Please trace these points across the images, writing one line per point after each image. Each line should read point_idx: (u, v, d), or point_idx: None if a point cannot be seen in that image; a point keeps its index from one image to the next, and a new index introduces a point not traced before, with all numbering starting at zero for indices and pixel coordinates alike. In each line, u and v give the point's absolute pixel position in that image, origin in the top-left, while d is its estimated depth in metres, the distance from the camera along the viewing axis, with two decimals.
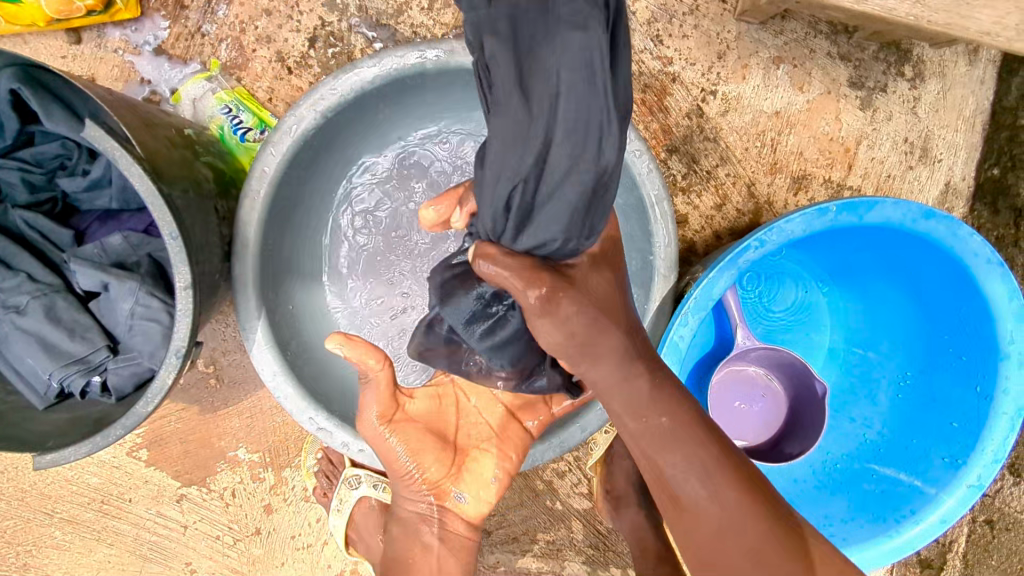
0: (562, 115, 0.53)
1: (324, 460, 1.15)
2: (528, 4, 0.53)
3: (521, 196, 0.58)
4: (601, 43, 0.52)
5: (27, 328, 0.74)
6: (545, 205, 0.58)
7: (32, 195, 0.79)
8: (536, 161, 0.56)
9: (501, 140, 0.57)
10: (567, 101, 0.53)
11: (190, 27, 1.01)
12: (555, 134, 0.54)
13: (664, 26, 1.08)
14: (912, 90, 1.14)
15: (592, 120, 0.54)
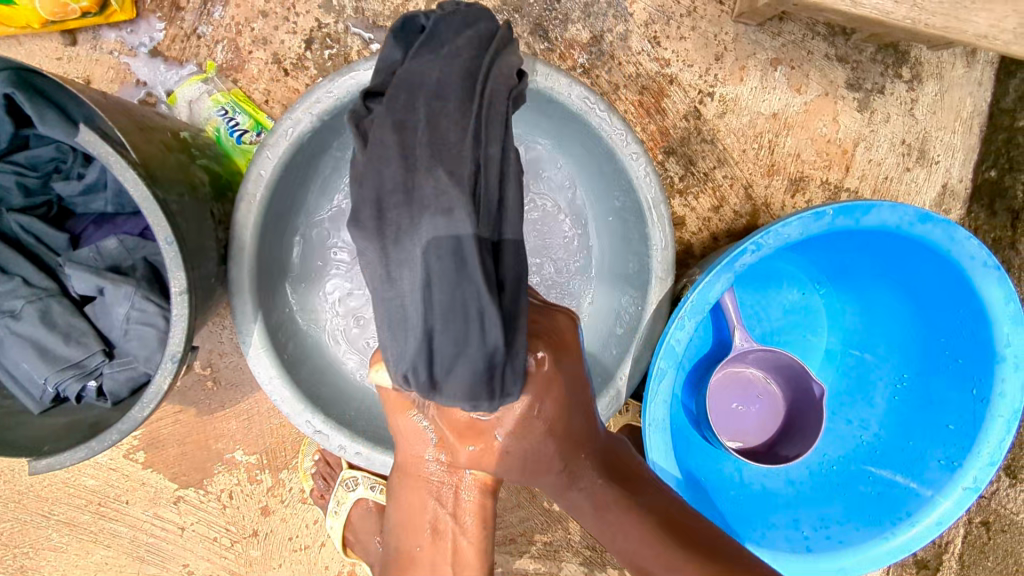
0: (435, 298, 0.59)
1: (321, 461, 1.15)
2: (390, 188, 0.60)
3: (415, 365, 0.61)
4: (465, 231, 0.59)
5: (22, 333, 0.74)
6: (438, 372, 0.61)
7: (27, 200, 0.78)
8: (421, 336, 0.60)
9: (384, 313, 0.62)
10: (438, 284, 0.59)
11: (185, 28, 1.01)
12: (432, 317, 0.60)
13: (661, 28, 1.08)
14: (910, 92, 1.14)
15: (465, 298, 0.59)
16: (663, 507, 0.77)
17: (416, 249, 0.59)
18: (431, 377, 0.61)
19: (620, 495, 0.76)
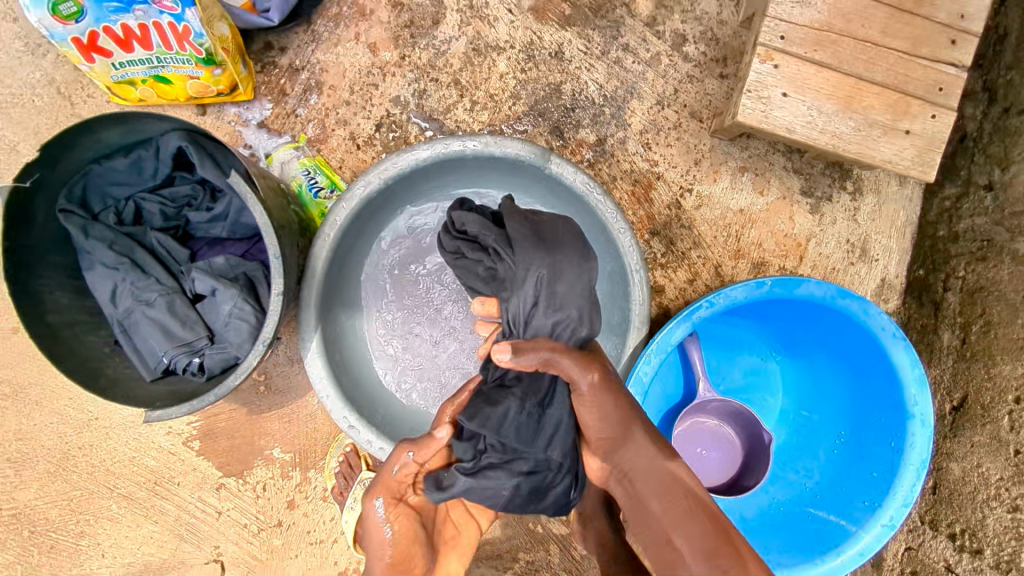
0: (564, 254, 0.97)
1: (343, 464, 1.35)
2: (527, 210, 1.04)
3: (540, 281, 0.95)
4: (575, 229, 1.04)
5: (151, 317, 0.99)
6: (555, 295, 0.95)
7: (164, 224, 1.06)
8: (551, 267, 0.96)
9: (525, 257, 0.96)
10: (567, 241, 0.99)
11: (287, 109, 1.32)
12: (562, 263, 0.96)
13: (653, 136, 1.36)
14: (852, 202, 1.41)
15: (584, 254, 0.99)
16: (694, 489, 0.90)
17: (552, 230, 1.00)
18: (545, 297, 0.95)
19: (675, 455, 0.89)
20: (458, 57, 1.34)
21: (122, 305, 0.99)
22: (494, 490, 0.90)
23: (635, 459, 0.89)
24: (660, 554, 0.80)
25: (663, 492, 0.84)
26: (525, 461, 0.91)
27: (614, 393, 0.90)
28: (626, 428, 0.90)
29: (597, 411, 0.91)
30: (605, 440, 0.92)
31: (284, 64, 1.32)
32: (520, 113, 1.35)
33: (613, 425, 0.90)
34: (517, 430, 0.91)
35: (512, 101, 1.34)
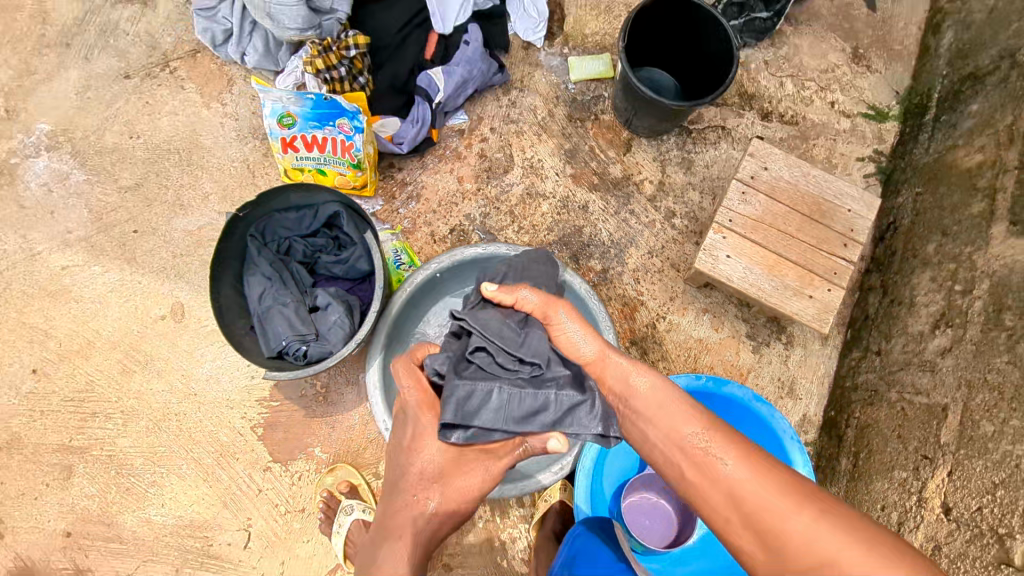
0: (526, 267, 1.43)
1: (323, 505, 1.65)
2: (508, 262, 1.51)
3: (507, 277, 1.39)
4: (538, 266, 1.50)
5: (283, 314, 1.47)
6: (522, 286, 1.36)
7: (302, 258, 1.57)
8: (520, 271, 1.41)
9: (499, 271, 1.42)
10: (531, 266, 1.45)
11: (392, 206, 1.88)
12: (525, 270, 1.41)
13: (642, 274, 1.88)
14: (785, 350, 1.87)
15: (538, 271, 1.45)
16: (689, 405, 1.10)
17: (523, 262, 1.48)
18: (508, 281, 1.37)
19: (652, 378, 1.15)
20: (516, 194, 1.91)
21: (266, 303, 1.49)
22: (515, 405, 1.08)
23: (622, 386, 1.15)
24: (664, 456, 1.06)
25: (669, 405, 1.10)
26: (516, 372, 1.11)
27: (574, 325, 1.22)
28: (600, 363, 1.20)
29: (574, 332, 1.22)
30: (586, 365, 1.21)
31: (399, 178, 1.90)
32: (551, 241, 1.89)
33: (590, 347, 1.21)
34: (504, 360, 1.11)
35: (547, 231, 1.90)
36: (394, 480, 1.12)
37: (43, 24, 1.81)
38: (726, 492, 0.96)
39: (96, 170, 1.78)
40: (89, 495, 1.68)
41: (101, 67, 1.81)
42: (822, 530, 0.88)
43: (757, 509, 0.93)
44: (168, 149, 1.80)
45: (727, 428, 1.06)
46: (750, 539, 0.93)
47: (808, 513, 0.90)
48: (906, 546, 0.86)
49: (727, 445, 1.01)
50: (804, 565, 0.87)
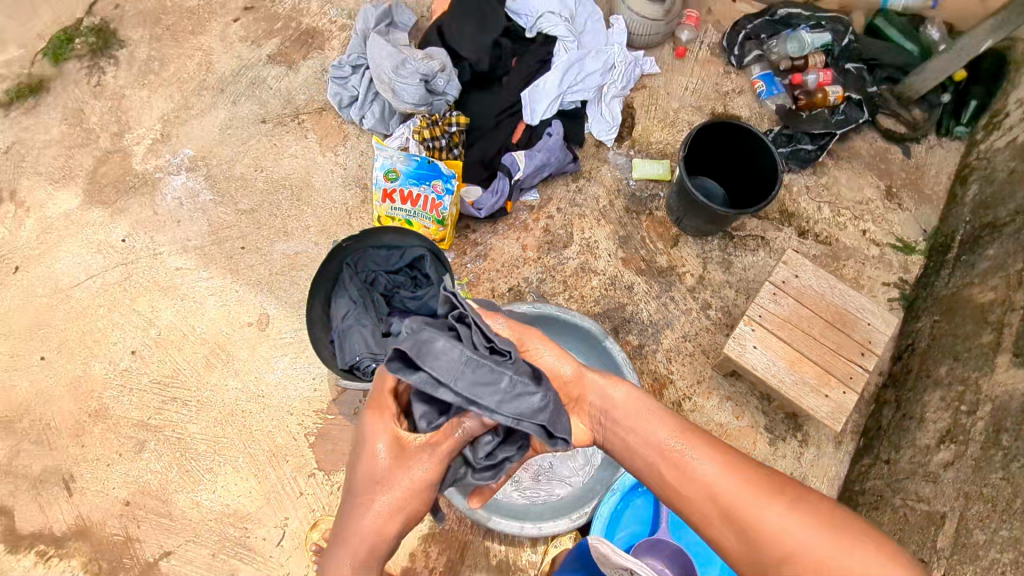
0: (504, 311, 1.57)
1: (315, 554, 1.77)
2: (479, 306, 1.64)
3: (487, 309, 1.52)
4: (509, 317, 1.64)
5: (362, 335, 1.70)
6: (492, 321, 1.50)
7: (383, 291, 1.81)
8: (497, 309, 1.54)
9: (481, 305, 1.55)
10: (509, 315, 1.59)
11: (461, 261, 2.14)
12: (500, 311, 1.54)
13: (674, 356, 2.07)
14: (800, 447, 1.99)
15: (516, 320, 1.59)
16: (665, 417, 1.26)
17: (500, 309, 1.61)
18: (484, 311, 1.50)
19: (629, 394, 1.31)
20: (571, 267, 2.15)
21: (348, 322, 1.72)
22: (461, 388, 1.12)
23: (606, 403, 1.31)
24: (648, 461, 1.20)
25: (646, 415, 1.25)
26: None
27: (553, 349, 1.36)
28: (580, 380, 1.35)
29: (551, 357, 1.36)
30: (566, 385, 1.35)
31: (471, 238, 2.17)
32: (596, 312, 2.11)
33: (568, 368, 1.35)
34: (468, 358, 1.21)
35: (594, 304, 2.12)
36: (349, 491, 1.20)
37: (206, 71, 2.18)
38: (707, 492, 1.10)
39: (222, 193, 2.08)
40: (155, 472, 1.87)
41: (245, 111, 2.16)
42: (792, 517, 1.00)
43: (732, 503, 1.06)
44: (284, 184, 2.10)
45: (699, 435, 1.20)
46: (732, 533, 1.06)
47: (778, 502, 1.03)
48: (866, 527, 0.98)
49: (703, 450, 1.15)
50: (776, 552, 0.99)
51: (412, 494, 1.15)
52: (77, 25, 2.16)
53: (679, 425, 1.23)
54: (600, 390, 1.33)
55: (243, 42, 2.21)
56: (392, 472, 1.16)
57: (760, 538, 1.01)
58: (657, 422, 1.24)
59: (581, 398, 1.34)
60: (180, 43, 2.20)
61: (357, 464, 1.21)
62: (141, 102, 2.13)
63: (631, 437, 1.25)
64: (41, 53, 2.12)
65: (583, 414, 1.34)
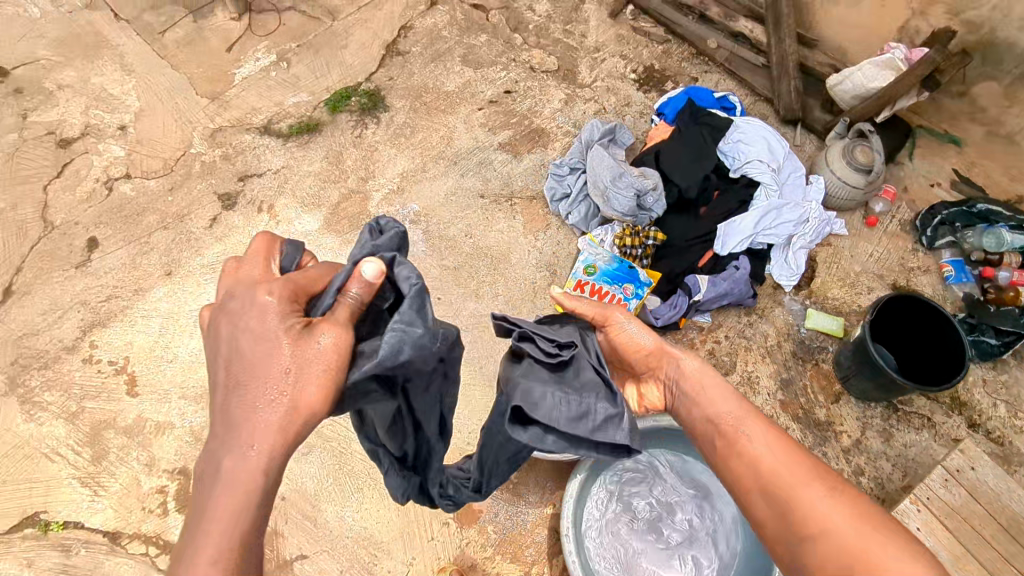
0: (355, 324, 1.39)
1: None
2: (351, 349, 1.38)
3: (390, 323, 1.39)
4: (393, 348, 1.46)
5: None
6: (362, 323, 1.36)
7: None
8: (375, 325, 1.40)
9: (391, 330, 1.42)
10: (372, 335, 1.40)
11: None
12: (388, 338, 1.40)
13: None
14: None
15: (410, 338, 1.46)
16: (728, 392, 1.29)
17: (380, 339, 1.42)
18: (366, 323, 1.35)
19: (697, 366, 1.36)
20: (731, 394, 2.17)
21: None
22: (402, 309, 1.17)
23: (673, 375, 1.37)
24: (704, 425, 1.26)
25: (712, 387, 1.30)
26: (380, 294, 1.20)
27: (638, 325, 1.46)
28: (660, 350, 1.42)
29: (634, 330, 1.45)
30: (647, 357, 1.43)
31: None
32: None
33: (649, 341, 1.43)
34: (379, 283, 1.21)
35: None
36: (235, 360, 0.97)
37: (446, 144, 2.52)
38: (750, 461, 1.14)
39: (433, 248, 2.33)
40: (313, 479, 1.97)
41: (469, 183, 2.45)
42: (826, 501, 1.02)
43: (773, 477, 1.09)
44: (486, 252, 2.33)
45: (755, 413, 1.23)
46: (763, 503, 1.09)
47: (818, 484, 1.05)
48: (898, 530, 0.97)
49: (760, 428, 1.18)
50: (804, 527, 1.01)
51: (339, 363, 1.01)
52: (356, 87, 2.58)
53: (743, 401, 1.26)
54: (676, 358, 1.39)
55: (482, 128, 2.55)
56: (311, 337, 1.00)
57: (791, 514, 1.04)
58: (722, 396, 1.28)
59: (659, 363, 1.42)
60: (431, 117, 2.56)
61: (245, 326, 0.99)
62: (388, 157, 2.47)
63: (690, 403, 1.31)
64: (323, 102, 2.54)
65: (658, 380, 1.42)
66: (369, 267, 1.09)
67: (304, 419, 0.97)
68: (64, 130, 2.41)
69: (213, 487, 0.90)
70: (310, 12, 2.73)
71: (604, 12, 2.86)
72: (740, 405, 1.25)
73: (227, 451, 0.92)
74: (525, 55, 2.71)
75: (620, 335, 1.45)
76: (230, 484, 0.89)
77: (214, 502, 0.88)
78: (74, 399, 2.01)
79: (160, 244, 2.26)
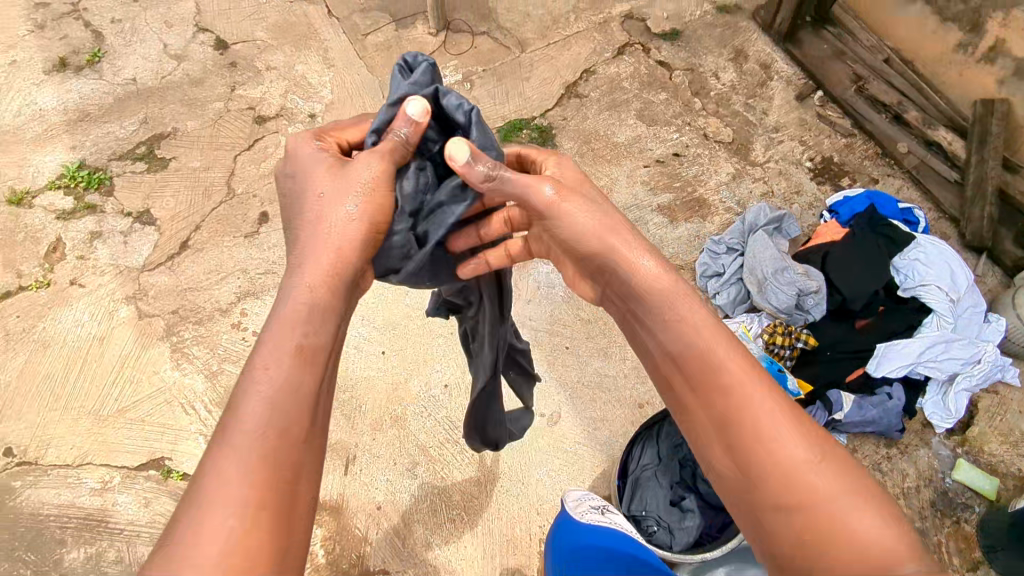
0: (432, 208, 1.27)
1: None
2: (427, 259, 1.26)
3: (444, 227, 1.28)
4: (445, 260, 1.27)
5: (654, 490, 1.71)
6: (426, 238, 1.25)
7: (689, 459, 1.72)
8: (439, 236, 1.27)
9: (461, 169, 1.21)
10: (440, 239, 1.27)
11: None
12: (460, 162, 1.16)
13: None
14: None
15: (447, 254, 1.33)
16: (684, 311, 1.07)
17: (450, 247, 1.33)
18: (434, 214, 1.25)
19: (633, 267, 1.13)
20: None
21: (648, 470, 1.74)
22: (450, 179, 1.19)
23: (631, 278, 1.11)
24: (664, 367, 1.07)
25: (670, 307, 1.07)
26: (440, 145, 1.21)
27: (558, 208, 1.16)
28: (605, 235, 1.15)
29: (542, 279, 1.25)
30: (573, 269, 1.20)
31: None
32: None
33: (588, 221, 1.14)
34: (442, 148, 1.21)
35: None
36: (291, 202, 1.10)
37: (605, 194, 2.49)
38: (730, 412, 0.96)
39: (574, 295, 2.25)
40: (410, 496, 1.92)
41: None
42: (810, 470, 0.87)
43: (738, 427, 0.94)
44: None
45: (718, 341, 1.03)
46: (726, 456, 0.95)
47: (803, 448, 0.89)
48: (876, 492, 0.86)
49: (761, 385, 0.97)
50: (778, 483, 0.88)
51: (378, 185, 1.08)
52: (531, 120, 2.64)
53: (715, 329, 1.05)
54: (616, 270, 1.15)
55: (644, 186, 2.50)
56: (359, 195, 1.06)
57: (772, 481, 0.89)
58: (677, 311, 1.07)
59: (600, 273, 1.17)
60: (596, 164, 2.55)
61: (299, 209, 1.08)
62: None
63: (657, 331, 1.08)
64: (495, 129, 2.61)
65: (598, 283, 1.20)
66: (414, 105, 1.10)
67: (346, 273, 1.03)
68: (262, 108, 2.67)
69: (261, 345, 0.91)
70: (502, 41, 2.84)
71: (792, 93, 2.74)
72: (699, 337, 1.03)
73: (276, 310, 0.95)
74: (701, 122, 2.66)
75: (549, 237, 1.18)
76: (277, 336, 0.92)
77: (263, 353, 0.90)
78: (216, 359, 2.12)
79: None
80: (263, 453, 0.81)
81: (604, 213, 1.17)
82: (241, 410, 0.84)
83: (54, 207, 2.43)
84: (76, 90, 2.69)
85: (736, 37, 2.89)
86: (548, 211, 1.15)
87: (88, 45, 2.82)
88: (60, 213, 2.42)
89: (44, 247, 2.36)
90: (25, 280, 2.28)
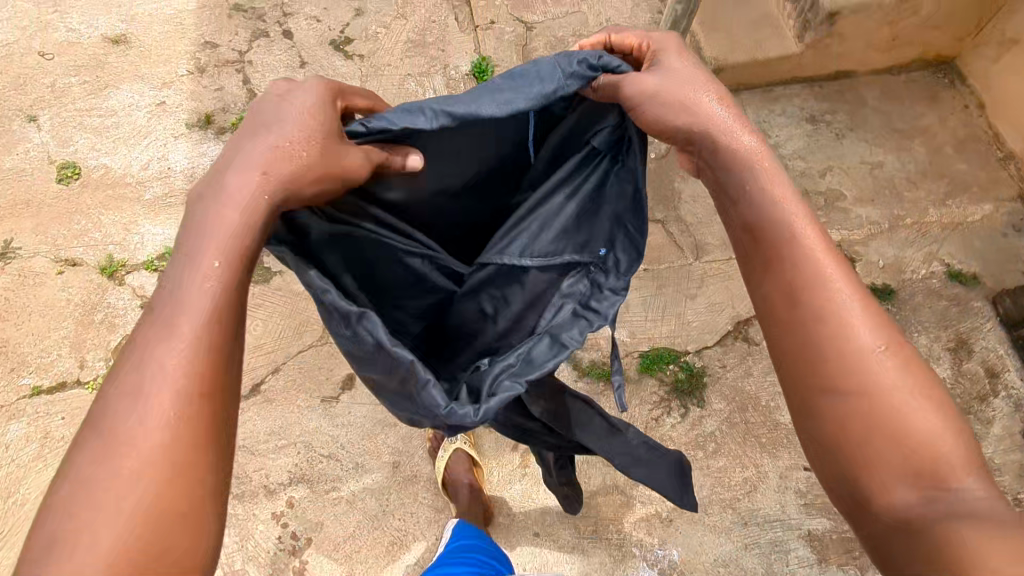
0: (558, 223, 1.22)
1: None
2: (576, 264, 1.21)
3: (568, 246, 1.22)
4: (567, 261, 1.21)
5: None
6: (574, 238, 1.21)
7: None
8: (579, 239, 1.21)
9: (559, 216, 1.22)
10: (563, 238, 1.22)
11: None
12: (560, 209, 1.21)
13: None
14: None
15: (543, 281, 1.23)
16: (781, 187, 0.94)
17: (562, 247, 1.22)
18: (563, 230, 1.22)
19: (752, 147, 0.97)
20: None
21: None
22: (557, 215, 1.22)
23: (720, 143, 0.98)
24: (739, 240, 0.97)
25: (770, 176, 0.95)
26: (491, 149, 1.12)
27: (699, 85, 1.02)
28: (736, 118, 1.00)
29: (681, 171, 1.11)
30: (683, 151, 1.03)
31: None
32: None
33: (709, 113, 1.00)
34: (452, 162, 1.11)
35: None
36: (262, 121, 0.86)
37: (746, 491, 2.01)
38: (801, 298, 0.87)
39: None
40: None
41: (749, 562, 1.91)
42: (889, 380, 0.81)
43: (813, 313, 0.85)
44: None
45: (808, 217, 0.92)
46: (789, 342, 0.87)
47: (868, 349, 0.82)
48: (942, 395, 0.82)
49: (830, 269, 0.87)
50: (842, 379, 0.82)
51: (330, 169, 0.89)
52: (682, 355, 2.20)
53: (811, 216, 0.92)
54: (732, 161, 0.97)
55: (797, 499, 2.00)
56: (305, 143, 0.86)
57: (834, 385, 0.82)
58: (780, 190, 0.93)
59: (714, 160, 0.99)
60: (746, 445, 2.07)
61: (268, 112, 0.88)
62: None
63: (732, 188, 0.97)
64: (638, 354, 2.19)
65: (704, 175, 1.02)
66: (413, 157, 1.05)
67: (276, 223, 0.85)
68: None
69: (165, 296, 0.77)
70: (677, 238, 2.40)
71: (1019, 423, 2.14)
72: (795, 202, 0.93)
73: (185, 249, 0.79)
74: None
75: (659, 118, 1.00)
76: (229, 234, 0.79)
77: (208, 245, 0.78)
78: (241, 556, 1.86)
79: (405, 427, 2.06)
80: (193, 375, 0.73)
81: (726, 98, 1.02)
82: (186, 299, 0.76)
83: (142, 291, 2.21)
84: (210, 156, 2.47)
85: (964, 320, 2.31)
86: (676, 99, 1.00)
87: (239, 105, 2.60)
88: (145, 300, 2.20)
89: (116, 338, 2.13)
90: (84, 374, 2.07)
